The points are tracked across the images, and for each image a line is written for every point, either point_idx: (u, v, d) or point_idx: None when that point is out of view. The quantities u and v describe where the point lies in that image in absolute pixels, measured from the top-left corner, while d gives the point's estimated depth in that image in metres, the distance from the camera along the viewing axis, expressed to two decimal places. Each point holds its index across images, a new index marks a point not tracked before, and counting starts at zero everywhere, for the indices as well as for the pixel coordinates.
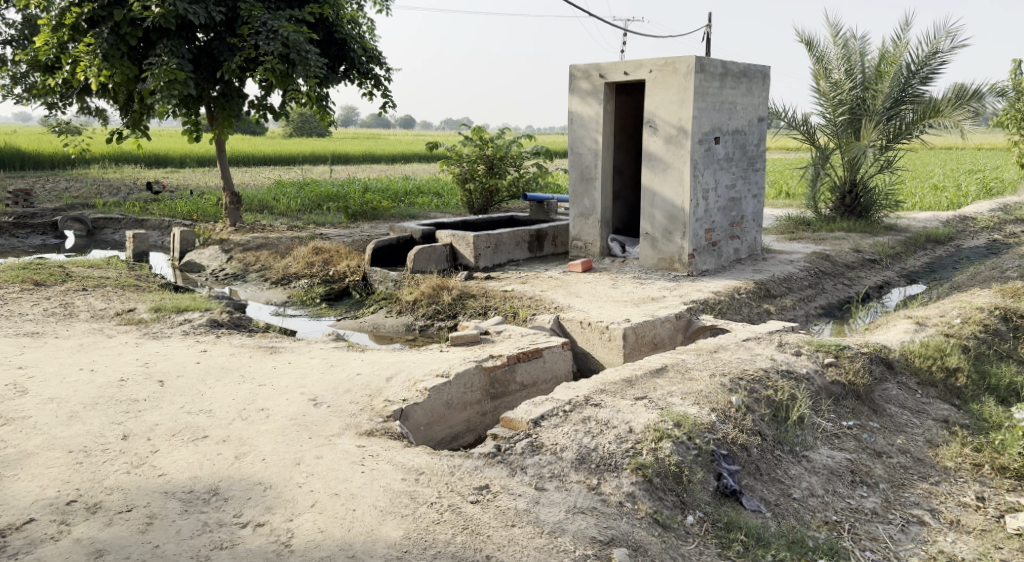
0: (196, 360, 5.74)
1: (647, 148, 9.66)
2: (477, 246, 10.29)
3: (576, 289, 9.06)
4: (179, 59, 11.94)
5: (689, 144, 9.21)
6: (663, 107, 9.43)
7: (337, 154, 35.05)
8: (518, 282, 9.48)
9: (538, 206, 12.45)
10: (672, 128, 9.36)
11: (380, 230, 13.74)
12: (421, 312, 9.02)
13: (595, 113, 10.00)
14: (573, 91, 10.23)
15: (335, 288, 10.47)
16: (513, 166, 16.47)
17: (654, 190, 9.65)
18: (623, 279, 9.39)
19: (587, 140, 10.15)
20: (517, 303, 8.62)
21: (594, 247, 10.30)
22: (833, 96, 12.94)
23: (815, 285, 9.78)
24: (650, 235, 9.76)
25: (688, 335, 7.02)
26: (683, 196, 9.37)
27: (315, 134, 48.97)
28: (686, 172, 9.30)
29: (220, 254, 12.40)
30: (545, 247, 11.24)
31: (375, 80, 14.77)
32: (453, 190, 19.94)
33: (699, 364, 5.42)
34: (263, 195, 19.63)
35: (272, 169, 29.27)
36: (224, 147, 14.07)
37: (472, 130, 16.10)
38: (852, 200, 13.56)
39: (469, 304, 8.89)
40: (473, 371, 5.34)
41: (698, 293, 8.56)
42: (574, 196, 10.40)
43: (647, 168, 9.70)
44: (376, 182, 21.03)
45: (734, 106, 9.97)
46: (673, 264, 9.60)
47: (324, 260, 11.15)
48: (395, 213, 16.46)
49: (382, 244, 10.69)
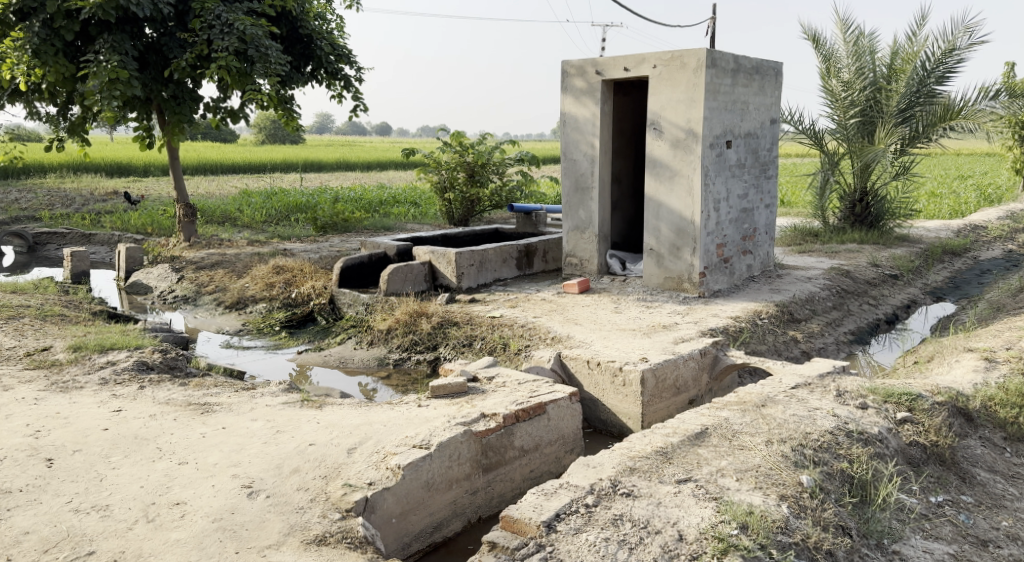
0: (105, 423, 4.52)
1: (651, 153, 8.55)
2: (459, 263, 9.10)
3: (573, 314, 7.92)
4: (122, 56, 10.68)
5: (700, 148, 8.11)
6: (670, 107, 8.33)
7: (310, 163, 33.77)
8: (506, 306, 8.32)
9: (525, 217, 11.30)
10: (680, 130, 8.25)
11: (351, 245, 12.52)
12: (396, 342, 7.83)
13: (591, 114, 8.90)
14: (565, 90, 9.11)
15: (297, 313, 9.25)
16: (496, 173, 15.31)
17: (659, 201, 8.53)
18: (625, 302, 8.26)
19: (582, 145, 9.04)
20: (507, 333, 7.46)
21: (591, 264, 9.17)
22: (844, 97, 11.84)
23: (840, 306, 8.68)
24: (655, 252, 8.64)
25: (715, 375, 5.89)
26: (692, 208, 8.26)
27: (289, 142, 47.57)
28: (696, 180, 8.20)
29: (170, 273, 11.19)
30: (535, 263, 10.08)
31: (345, 82, 13.60)
32: (431, 199, 18.77)
33: (748, 424, 4.27)
34: (226, 206, 18.34)
35: (241, 178, 27.93)
36: (176, 154, 12.77)
37: (450, 135, 14.92)
38: (862, 209, 12.51)
39: (451, 333, 7.72)
40: (461, 439, 4.16)
41: (715, 320, 7.44)
42: (568, 207, 9.29)
43: (651, 176, 8.58)
44: (349, 191, 19.80)
45: (746, 106, 8.87)
46: (682, 284, 8.49)
47: (286, 281, 9.92)
48: (368, 225, 15.23)
49: (351, 262, 9.48)
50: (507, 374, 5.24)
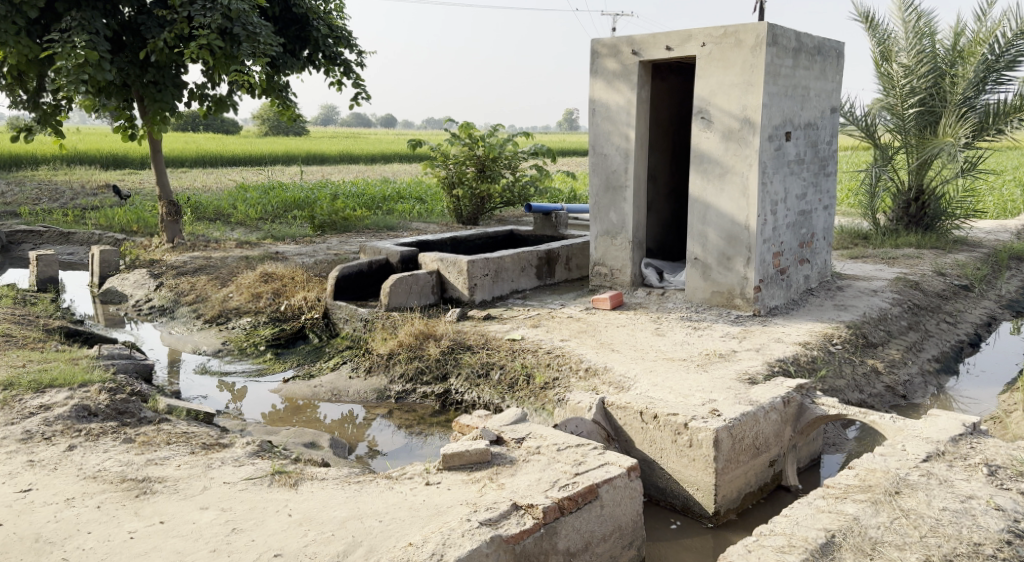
0: (1, 515, 3.35)
1: (697, 147, 7.31)
2: (471, 274, 7.90)
3: (608, 337, 6.71)
4: (93, 35, 9.46)
5: (758, 141, 6.88)
6: (721, 92, 7.09)
7: (313, 155, 32.59)
8: (527, 327, 7.10)
9: (544, 217, 10.08)
10: (734, 120, 7.02)
11: (350, 248, 11.32)
12: (399, 370, 6.59)
13: (626, 101, 7.69)
14: (596, 73, 7.87)
15: (287, 330, 8.05)
16: (508, 168, 14.11)
17: (706, 202, 7.30)
18: (667, 322, 7.04)
19: (615, 137, 7.82)
20: (530, 362, 6.25)
21: (624, 274, 7.96)
22: (903, 84, 10.48)
23: (916, 325, 7.48)
24: (701, 262, 7.42)
25: (799, 429, 4.70)
26: (747, 210, 7.03)
27: (292, 133, 46.34)
28: (752, 179, 6.97)
29: (148, 279, 10.02)
30: (557, 272, 8.85)
31: (345, 67, 12.41)
32: (438, 194, 17.59)
33: (885, 527, 3.09)
34: (220, 201, 17.14)
35: (239, 171, 26.74)
36: (158, 146, 11.55)
37: (459, 126, 13.72)
38: (917, 209, 11.26)
39: (464, 360, 6.49)
40: (486, 551, 2.99)
41: (780, 348, 6.24)
42: (598, 209, 8.06)
43: (696, 174, 7.35)
44: (351, 185, 18.60)
45: (806, 93, 7.64)
46: (732, 300, 7.26)
47: (274, 292, 8.72)
48: (370, 223, 14.01)
49: (349, 271, 8.28)
50: (545, 440, 3.97)
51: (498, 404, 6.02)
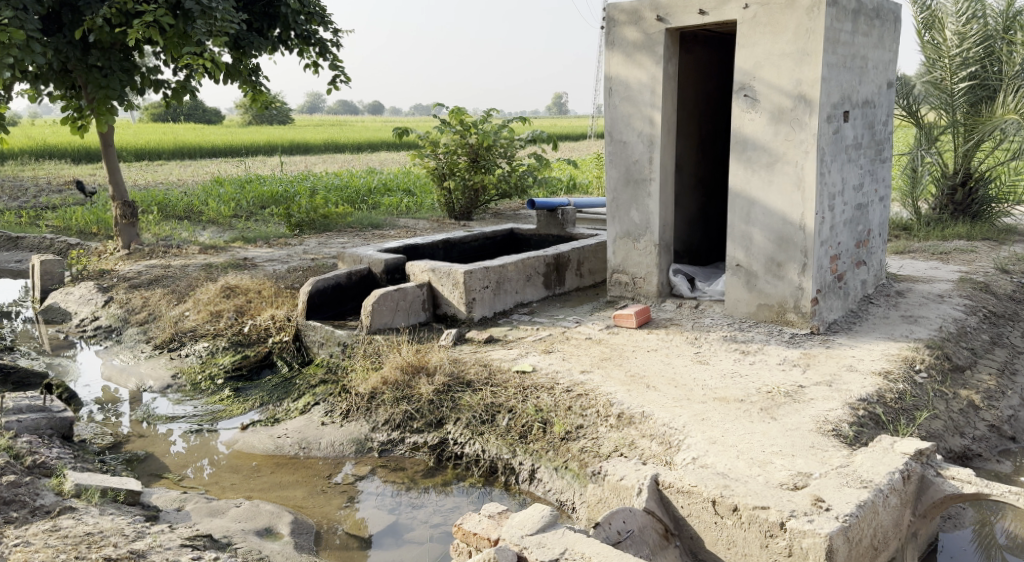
0: None
1: (739, 131, 6.07)
2: (469, 286, 6.65)
3: (639, 367, 5.48)
4: (22, 11, 8.09)
5: (817, 123, 5.67)
6: (770, 64, 5.85)
7: (295, 145, 31.23)
8: (539, 355, 5.85)
9: (548, 214, 8.81)
10: (785, 97, 5.79)
11: (329, 252, 10.04)
12: (383, 414, 5.32)
13: (650, 78, 6.43)
14: (613, 45, 6.60)
15: (251, 357, 6.77)
16: (503, 157, 12.89)
17: (751, 197, 6.07)
18: (709, 344, 5.81)
19: (636, 121, 6.57)
20: (546, 405, 5.00)
21: (649, 284, 6.73)
22: (953, 55, 9.33)
23: (1001, 340, 6.28)
24: (744, 269, 6.19)
25: (922, 512, 3.50)
26: (803, 207, 5.81)
27: (275, 122, 44.83)
28: (809, 169, 5.75)
29: (95, 294, 8.68)
30: (566, 279, 7.59)
31: (320, 48, 11.08)
32: (427, 186, 16.34)
33: None
34: (191, 197, 15.77)
35: (217, 163, 25.36)
36: (110, 140, 10.16)
37: (449, 112, 12.46)
38: (965, 196, 10.06)
39: (464, 401, 5.23)
40: None
41: (857, 381, 5.02)
42: (615, 206, 6.82)
43: (737, 163, 6.11)
44: (334, 177, 17.30)
45: (865, 64, 6.41)
46: (783, 315, 6.04)
47: (236, 310, 7.41)
48: (352, 221, 12.73)
49: (324, 284, 7.00)
50: None
51: (508, 461, 4.76)
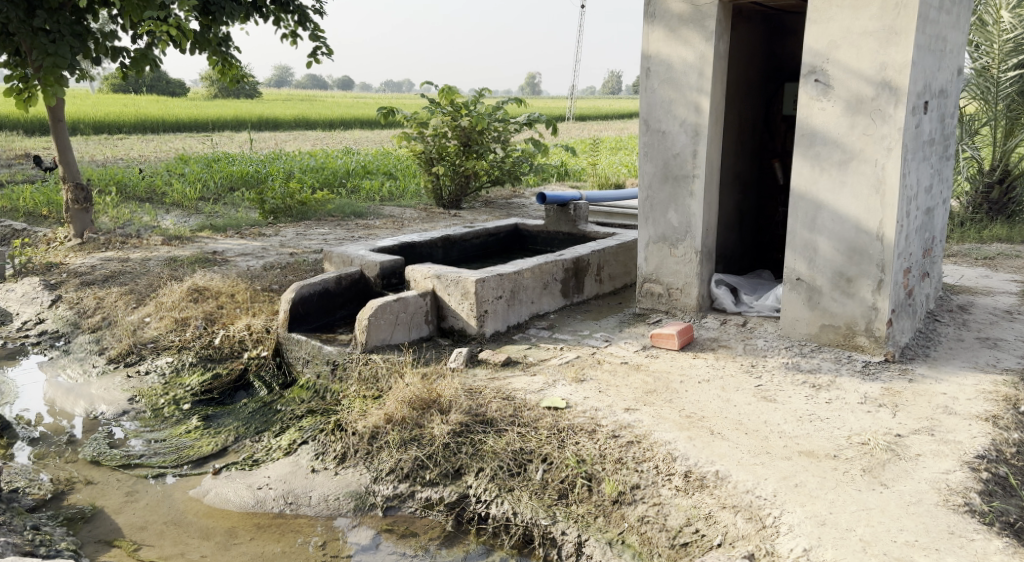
0: None
1: (806, 122, 5.21)
2: (480, 297, 5.80)
3: (694, 402, 4.59)
4: None
5: (904, 115, 4.83)
6: (848, 43, 4.99)
7: (265, 122, 29.87)
8: (571, 384, 4.94)
9: (559, 209, 7.91)
10: (866, 84, 4.95)
11: (309, 247, 9.03)
12: (387, 460, 4.31)
13: (698, 57, 5.53)
14: (653, 17, 5.68)
15: (223, 376, 5.73)
16: (498, 141, 11.93)
17: (818, 201, 5.22)
18: (769, 375, 4.93)
19: (679, 107, 5.66)
20: (590, 455, 4.07)
21: (688, 295, 5.88)
22: (1005, 40, 8.57)
23: None
24: (807, 284, 5.34)
25: None
26: (883, 214, 4.98)
27: (242, 97, 43.24)
28: (891, 170, 4.92)
29: (41, 291, 7.55)
30: (586, 286, 6.79)
31: (300, 15, 9.93)
32: (410, 170, 15.31)
33: None
34: (153, 175, 14.55)
35: (181, 139, 23.99)
36: (60, 114, 8.96)
37: (439, 91, 11.42)
38: (1000, 194, 9.32)
39: (487, 446, 4.25)
40: None
41: (963, 429, 4.18)
42: (650, 206, 5.93)
43: (802, 160, 5.26)
44: (310, 158, 16.18)
45: (945, 46, 5.55)
46: (851, 337, 5.22)
47: (205, 318, 6.36)
48: (332, 208, 11.68)
49: (311, 290, 6.03)
50: None
51: (546, 529, 3.80)
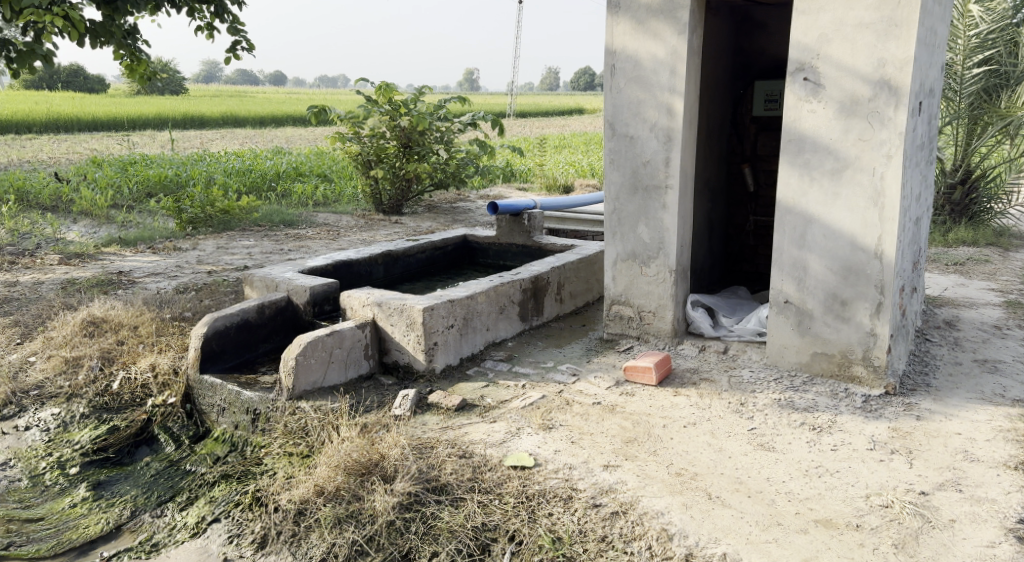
0: None
1: (794, 126, 4.62)
2: (429, 328, 5.05)
3: (680, 454, 3.95)
4: None
5: (905, 118, 4.27)
6: (841, 37, 4.41)
7: (190, 120, 28.40)
8: (537, 434, 4.23)
9: (513, 219, 7.23)
10: (861, 83, 4.37)
11: (232, 265, 8.14)
12: (318, 544, 3.55)
13: (669, 52, 4.94)
14: (618, 7, 5.06)
15: (121, 431, 4.91)
16: (440, 143, 11.19)
17: (808, 214, 4.63)
18: (762, 416, 4.33)
19: (648, 109, 5.07)
20: (567, 533, 3.38)
21: (662, 319, 5.28)
22: (970, 35, 8.27)
23: None
24: (796, 307, 4.76)
25: None
26: (882, 229, 4.41)
27: (167, 93, 41.33)
28: (891, 180, 4.35)
29: None
30: (545, 307, 6.13)
31: (218, 6, 8.99)
32: (346, 172, 14.42)
33: None
34: (61, 180, 13.32)
35: (98, 139, 22.49)
36: None
37: (375, 88, 10.52)
38: (963, 195, 8.98)
39: (441, 523, 3.53)
40: None
41: (993, 482, 3.62)
42: (618, 219, 5.32)
43: (789, 169, 4.67)
44: (237, 159, 15.14)
45: (938, 39, 5.00)
46: (846, 367, 4.65)
47: (100, 357, 5.50)
48: (259, 216, 10.76)
49: (229, 323, 5.20)
50: None
51: None
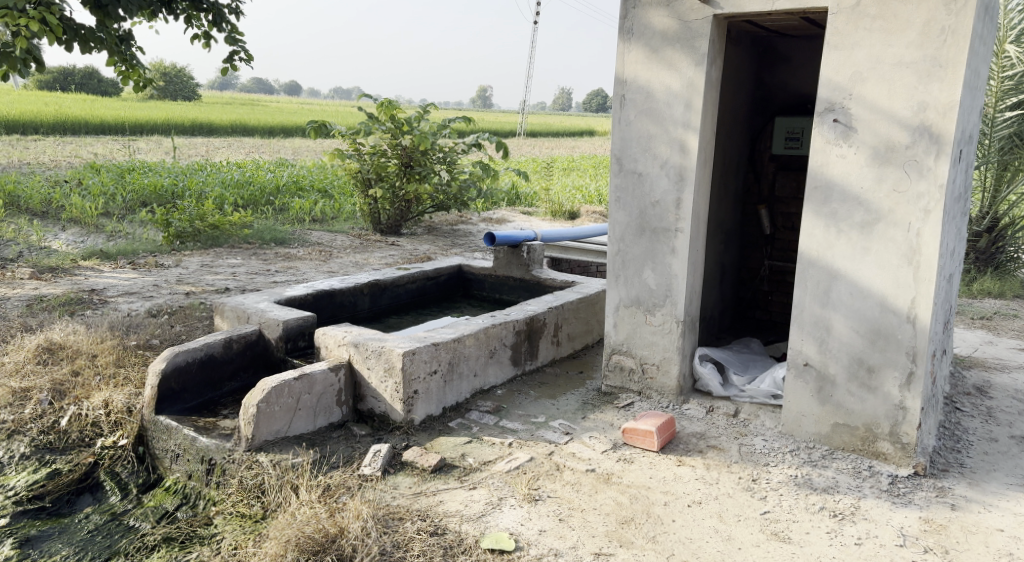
0: None
1: (820, 171, 4.16)
2: (408, 375, 4.58)
3: (682, 542, 3.46)
4: None
5: (947, 169, 3.80)
6: (877, 76, 3.96)
7: (197, 127, 28.10)
8: (521, 507, 3.73)
9: (510, 251, 6.75)
10: (898, 128, 3.91)
11: (215, 286, 7.67)
12: None
13: (684, 85, 4.49)
14: (631, 34, 4.64)
15: (62, 477, 4.47)
16: (443, 163, 10.75)
17: (834, 269, 4.16)
18: (776, 496, 3.83)
19: (659, 145, 4.62)
20: None
21: (666, 375, 4.81)
22: (1005, 76, 7.92)
23: None
24: (816, 371, 4.27)
25: None
26: (916, 291, 3.94)
27: (179, 98, 41.17)
28: (928, 236, 3.89)
29: None
30: (540, 351, 5.66)
31: (217, 15, 8.57)
32: (346, 188, 14.00)
33: None
34: (53, 185, 12.91)
35: (102, 143, 22.15)
36: None
37: (378, 104, 10.10)
38: (989, 243, 8.49)
39: None
40: None
41: None
42: (622, 263, 4.85)
43: (813, 218, 4.21)
44: (237, 170, 14.74)
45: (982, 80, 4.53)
46: (871, 442, 4.16)
47: (51, 390, 5.04)
48: (250, 233, 10.30)
49: (190, 358, 4.73)
50: None
51: None
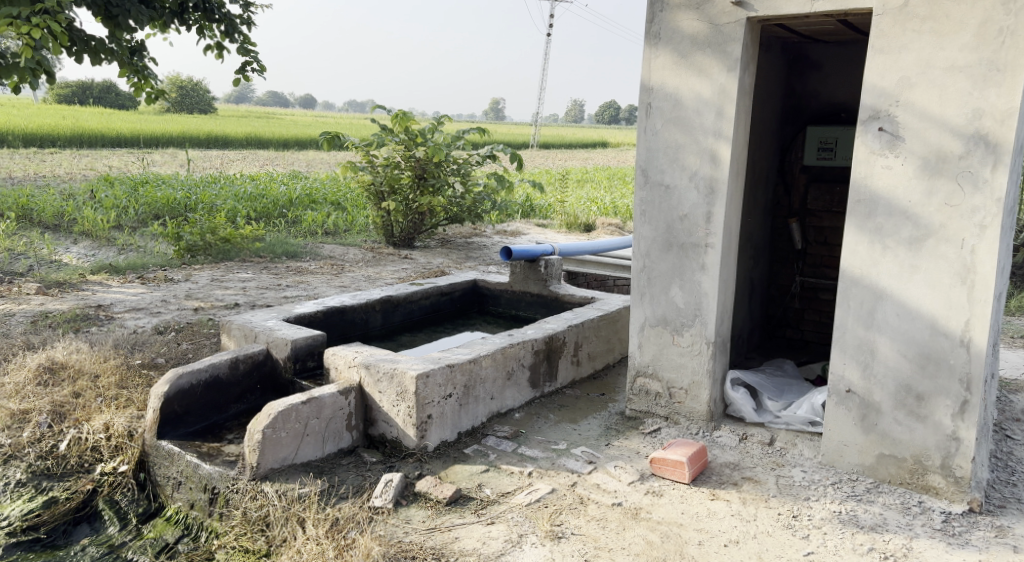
0: None
1: (864, 184, 3.88)
2: (422, 398, 4.32)
3: None
4: None
5: (1005, 181, 3.51)
6: (926, 81, 3.68)
7: (212, 139, 28.07)
8: (543, 545, 3.46)
9: (528, 266, 6.48)
10: (950, 136, 3.63)
11: (224, 302, 7.45)
12: None
13: (716, 92, 4.23)
14: (658, 39, 4.39)
15: (58, 506, 4.24)
16: (457, 175, 10.52)
17: (879, 288, 3.87)
18: (820, 534, 3.54)
19: (688, 155, 4.35)
20: None
21: (696, 399, 4.52)
22: None
23: None
24: (860, 397, 3.98)
25: None
26: (971, 312, 3.64)
27: (195, 111, 41.30)
28: (984, 253, 3.59)
29: None
30: (559, 371, 5.39)
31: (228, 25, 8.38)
32: (359, 200, 13.80)
33: None
34: (65, 197, 12.76)
35: (117, 156, 22.10)
36: None
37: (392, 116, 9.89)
38: None
39: None
40: None
41: None
42: (648, 280, 4.59)
43: (856, 233, 3.93)
44: (250, 183, 14.58)
45: None
46: (920, 475, 3.85)
47: (51, 412, 4.81)
48: (262, 246, 10.09)
49: (194, 380, 4.48)
50: None
51: None
